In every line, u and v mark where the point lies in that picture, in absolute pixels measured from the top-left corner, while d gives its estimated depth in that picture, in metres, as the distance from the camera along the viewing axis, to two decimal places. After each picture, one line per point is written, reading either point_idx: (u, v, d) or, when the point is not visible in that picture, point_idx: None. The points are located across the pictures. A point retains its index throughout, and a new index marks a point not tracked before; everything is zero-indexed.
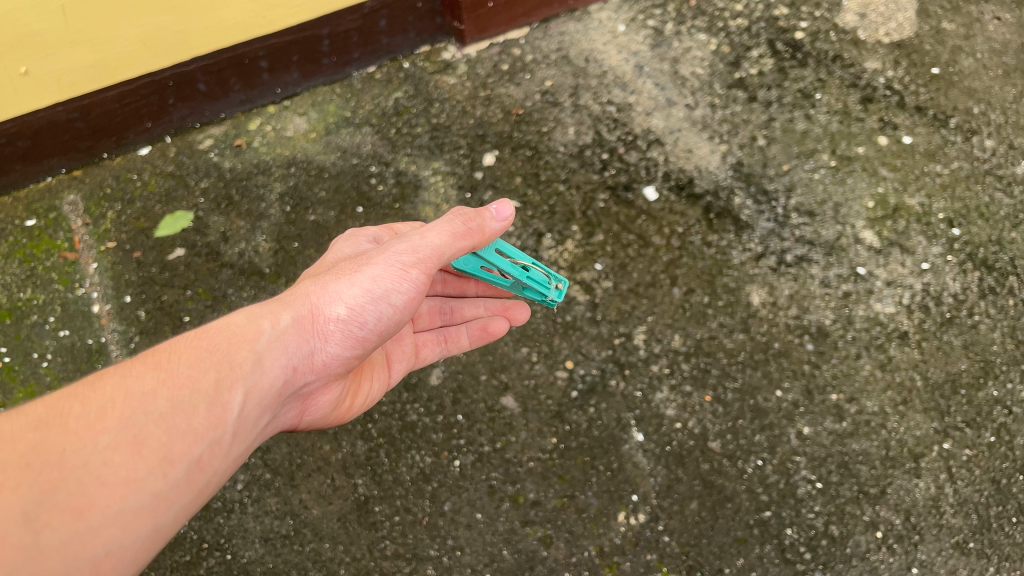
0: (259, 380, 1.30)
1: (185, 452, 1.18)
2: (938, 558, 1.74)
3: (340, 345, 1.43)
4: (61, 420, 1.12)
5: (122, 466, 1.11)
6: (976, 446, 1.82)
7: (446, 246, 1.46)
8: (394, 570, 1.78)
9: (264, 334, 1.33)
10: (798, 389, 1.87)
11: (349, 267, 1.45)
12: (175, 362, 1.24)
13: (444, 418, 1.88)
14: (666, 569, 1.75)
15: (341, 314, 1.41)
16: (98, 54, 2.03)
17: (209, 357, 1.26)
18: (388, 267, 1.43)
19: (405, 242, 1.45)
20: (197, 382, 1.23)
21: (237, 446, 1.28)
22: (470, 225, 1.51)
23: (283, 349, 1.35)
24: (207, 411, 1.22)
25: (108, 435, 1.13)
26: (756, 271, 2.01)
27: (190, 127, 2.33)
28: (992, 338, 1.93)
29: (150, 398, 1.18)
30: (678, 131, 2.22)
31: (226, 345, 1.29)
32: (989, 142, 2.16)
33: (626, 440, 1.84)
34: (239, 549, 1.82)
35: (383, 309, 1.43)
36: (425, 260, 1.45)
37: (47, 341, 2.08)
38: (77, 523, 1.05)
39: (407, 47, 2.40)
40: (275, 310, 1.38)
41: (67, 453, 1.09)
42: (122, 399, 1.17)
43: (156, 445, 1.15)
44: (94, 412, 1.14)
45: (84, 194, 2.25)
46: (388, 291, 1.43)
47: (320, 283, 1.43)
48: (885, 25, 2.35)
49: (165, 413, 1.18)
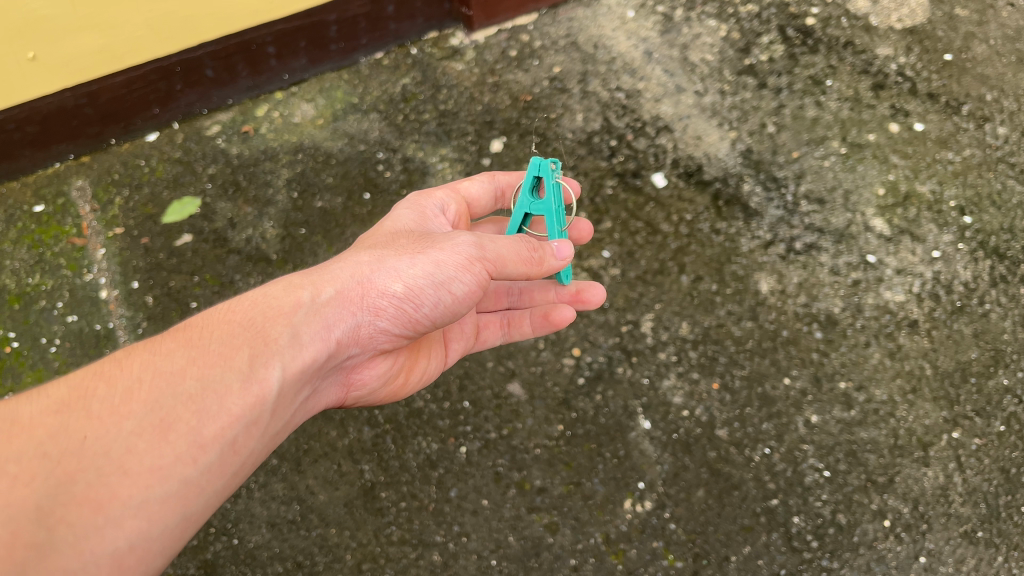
0: (296, 356, 1.32)
1: (216, 437, 1.18)
2: (946, 547, 1.72)
3: (390, 321, 1.45)
4: (83, 405, 1.13)
5: (146, 452, 1.11)
6: (985, 435, 1.81)
7: (511, 252, 1.46)
8: (400, 556, 1.77)
9: (301, 305, 1.38)
10: (806, 376, 1.86)
11: (411, 248, 1.48)
12: (206, 340, 1.27)
13: (451, 405, 1.88)
14: (672, 557, 1.73)
15: (397, 291, 1.42)
16: (105, 39, 2.03)
17: (241, 333, 1.29)
18: (451, 254, 1.43)
19: (473, 236, 1.45)
20: (229, 359, 1.25)
21: (272, 423, 1.30)
22: (532, 257, 1.49)
23: (324, 321, 1.39)
24: (241, 389, 1.23)
25: (132, 420, 1.13)
26: (764, 259, 1.99)
27: (198, 113, 2.33)
28: (1003, 326, 1.91)
29: (179, 378, 1.20)
30: (687, 117, 2.20)
31: (260, 320, 1.33)
32: (1002, 129, 2.14)
33: (633, 427, 1.83)
34: (246, 533, 1.81)
35: (442, 296, 1.44)
36: (488, 262, 1.45)
37: (56, 326, 2.06)
38: (96, 516, 1.04)
39: (415, 33, 2.39)
40: (318, 283, 1.42)
41: (89, 439, 1.09)
42: (149, 380, 1.18)
43: (183, 429, 1.15)
44: (120, 394, 1.15)
45: (92, 180, 2.25)
46: (449, 278, 1.43)
47: (374, 259, 1.47)
48: (896, 11, 2.34)
49: (194, 394, 1.19)
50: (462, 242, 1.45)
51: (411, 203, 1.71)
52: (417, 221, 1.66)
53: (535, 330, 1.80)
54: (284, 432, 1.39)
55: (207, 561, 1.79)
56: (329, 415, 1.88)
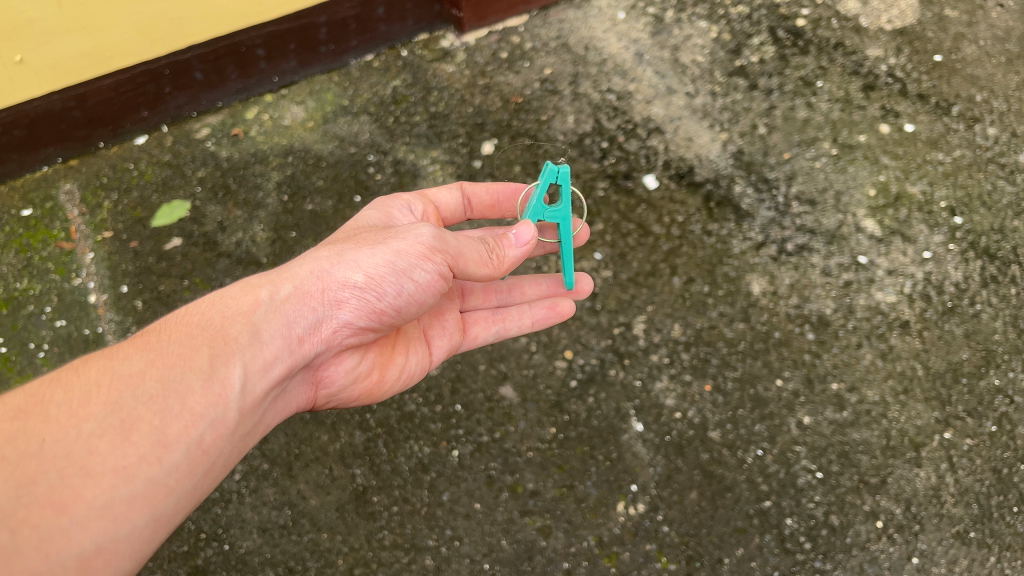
0: (258, 354, 1.31)
1: (180, 435, 1.18)
2: (938, 547, 1.72)
3: (353, 313, 1.41)
4: (43, 410, 1.14)
5: (109, 453, 1.11)
6: (976, 435, 1.81)
7: (471, 250, 1.47)
8: (392, 561, 1.76)
9: (260, 304, 1.36)
10: (799, 377, 1.86)
11: (371, 238, 1.45)
12: (164, 342, 1.27)
13: (443, 408, 1.87)
14: (665, 560, 1.72)
15: (358, 282, 1.40)
16: (94, 41, 2.02)
17: (201, 333, 1.29)
18: (414, 244, 1.41)
19: (430, 226, 1.44)
20: (188, 358, 1.24)
21: (241, 425, 1.29)
22: (489, 253, 1.51)
23: (286, 318, 1.36)
24: (203, 388, 1.22)
25: (92, 422, 1.13)
26: (756, 260, 1.99)
27: (187, 116, 2.32)
28: (994, 327, 1.91)
29: (138, 380, 1.20)
30: (678, 119, 2.20)
31: (219, 320, 1.32)
32: (992, 129, 2.15)
33: (625, 430, 1.83)
34: (237, 539, 1.79)
35: (404, 285, 1.41)
36: (447, 250, 1.43)
37: (44, 331, 2.05)
38: (60, 518, 1.05)
39: (405, 35, 2.39)
40: (277, 280, 1.41)
41: (49, 443, 1.10)
42: (108, 383, 1.19)
43: (145, 430, 1.16)
44: (78, 398, 1.16)
45: (81, 183, 2.24)
46: (410, 267, 1.41)
47: (333, 253, 1.44)
48: (886, 12, 2.34)
49: (156, 394, 1.19)
50: (423, 232, 1.43)
51: (377, 206, 1.73)
52: (383, 220, 1.68)
53: (531, 324, 1.80)
54: (256, 433, 1.38)
55: (197, 567, 1.78)
56: (320, 419, 1.87)
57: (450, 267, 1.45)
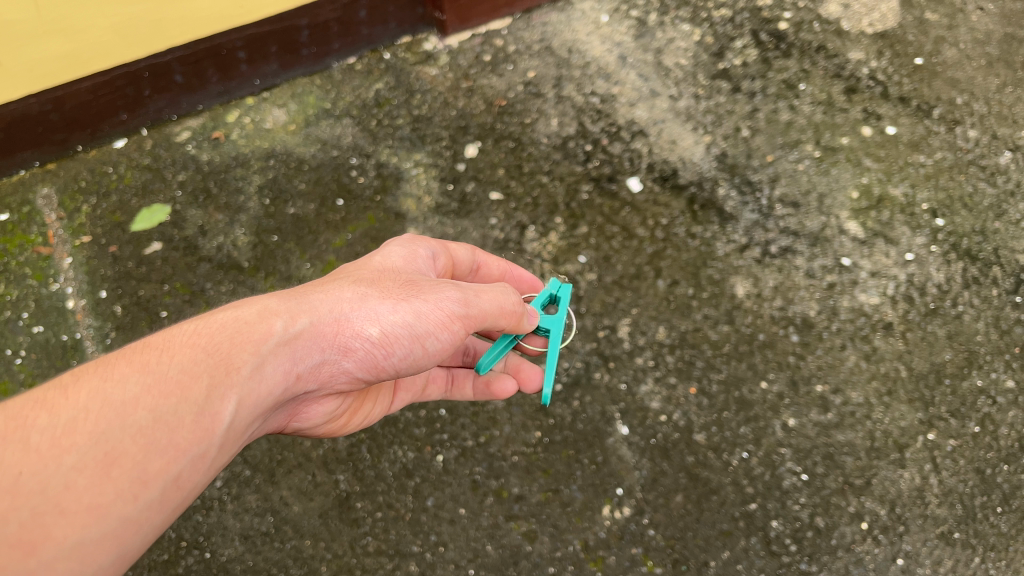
0: (255, 388, 1.19)
1: (161, 471, 1.05)
2: (923, 548, 1.72)
3: (356, 364, 1.34)
4: (22, 435, 0.98)
5: (86, 490, 0.98)
6: (960, 436, 1.81)
7: (493, 307, 1.44)
8: (376, 567, 1.74)
9: (273, 334, 1.23)
10: (783, 380, 1.86)
11: (399, 288, 1.37)
12: (164, 363, 1.12)
13: (427, 413, 1.85)
14: (651, 563, 1.71)
15: (372, 336, 1.31)
16: (71, 45, 1.99)
17: (204, 359, 1.15)
18: (438, 307, 1.36)
19: (460, 292, 1.39)
20: (186, 388, 1.11)
21: (221, 457, 1.17)
22: (512, 309, 1.49)
23: (293, 355, 1.25)
24: (193, 422, 1.10)
25: (74, 454, 0.99)
26: (740, 262, 2.00)
27: (167, 119, 2.29)
28: (976, 328, 1.92)
29: (130, 408, 1.05)
30: (662, 122, 2.20)
31: (227, 345, 1.18)
32: (973, 132, 2.16)
33: (611, 433, 1.82)
34: (219, 547, 1.77)
35: (413, 349, 1.36)
36: (470, 317, 1.40)
37: (21, 337, 2.01)
38: (28, 560, 0.92)
39: (387, 38, 2.38)
40: (296, 310, 1.28)
41: (25, 476, 0.95)
42: (98, 408, 1.03)
43: (128, 465, 1.02)
44: (64, 424, 1.01)
45: (59, 188, 2.21)
46: (427, 333, 1.35)
47: (358, 294, 1.34)
48: (867, 15, 2.36)
49: (146, 427, 1.05)
50: (450, 298, 1.38)
51: (404, 242, 1.57)
52: (407, 262, 1.51)
53: (474, 394, 1.73)
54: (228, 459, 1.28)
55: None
56: None
57: (462, 337, 1.41)
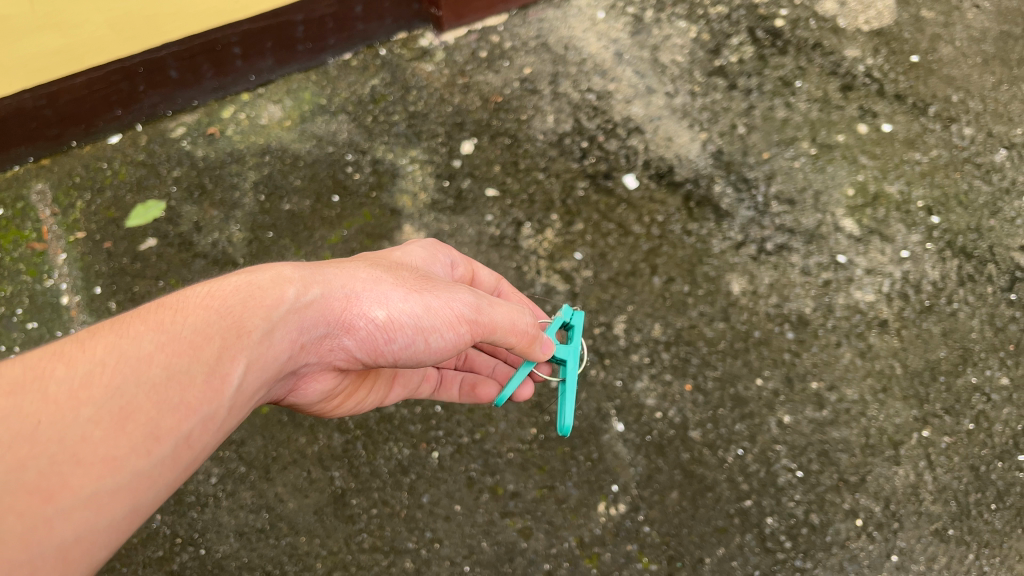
0: (264, 353, 1.17)
1: (175, 427, 1.01)
2: (918, 545, 1.72)
3: (356, 342, 1.33)
4: (37, 385, 0.94)
5: (102, 441, 0.93)
6: (954, 433, 1.81)
7: (504, 322, 1.41)
8: (371, 564, 1.73)
9: (286, 301, 1.21)
10: (778, 376, 1.86)
11: (415, 282, 1.37)
12: (178, 323, 1.09)
13: (422, 410, 1.85)
14: (646, 560, 1.71)
15: (377, 318, 1.31)
16: (65, 39, 1.98)
17: (217, 320, 1.12)
18: (448, 306, 1.35)
19: (472, 297, 1.39)
20: (200, 347, 1.08)
21: (229, 422, 1.13)
22: (524, 331, 1.45)
23: (301, 323, 1.24)
24: (205, 382, 1.06)
25: (90, 405, 0.95)
26: (735, 260, 2.00)
27: (162, 114, 2.29)
28: (971, 325, 1.92)
29: (145, 365, 1.02)
30: (658, 119, 2.20)
31: (241, 307, 1.15)
32: (968, 130, 2.16)
33: (606, 430, 1.82)
34: (213, 543, 1.76)
35: (418, 342, 1.34)
36: (478, 323, 1.39)
37: (15, 333, 2.01)
38: (45, 506, 0.87)
39: (383, 34, 2.37)
40: (309, 280, 1.26)
41: (42, 424, 0.91)
42: (114, 362, 1.00)
43: (143, 420, 0.98)
44: (79, 377, 0.97)
45: (53, 183, 2.20)
46: (433, 327, 1.34)
47: (371, 277, 1.34)
48: (864, 13, 2.36)
49: (160, 383, 1.02)
50: (461, 299, 1.37)
51: (428, 246, 1.58)
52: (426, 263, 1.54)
53: (458, 397, 1.73)
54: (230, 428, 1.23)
55: (173, 572, 1.75)
56: (298, 421, 1.85)
57: (466, 342, 1.40)
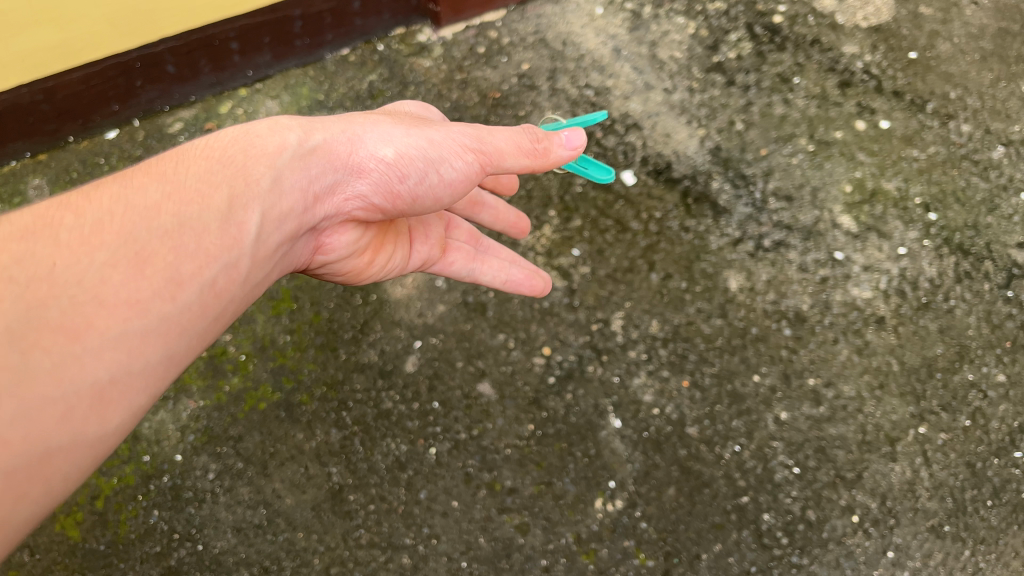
0: (274, 200, 1.30)
1: (191, 274, 1.17)
2: (913, 541, 1.73)
3: (370, 186, 1.43)
4: (52, 233, 1.11)
5: (121, 285, 1.10)
6: (951, 429, 1.82)
7: (510, 146, 1.47)
8: (369, 559, 1.74)
9: (286, 150, 1.34)
10: (776, 373, 1.86)
11: (413, 120, 1.48)
12: (180, 176, 1.23)
13: (420, 406, 1.85)
14: (643, 556, 1.72)
15: (385, 157, 1.41)
16: (63, 35, 1.97)
17: (220, 171, 1.26)
18: (450, 138, 1.45)
19: (473, 127, 1.48)
20: (206, 197, 1.22)
21: (251, 268, 1.29)
22: (536, 147, 1.49)
23: (308, 171, 1.35)
24: (218, 229, 1.22)
25: (104, 252, 1.11)
26: (733, 256, 2.00)
27: (159, 110, 2.28)
28: (968, 322, 1.93)
29: (153, 213, 1.17)
30: (656, 115, 2.20)
31: (241, 159, 1.29)
32: (966, 126, 2.16)
33: (603, 426, 1.82)
34: (211, 539, 1.76)
35: (428, 172, 1.44)
36: (484, 151, 1.47)
37: None
38: (73, 344, 1.04)
39: (381, 29, 2.37)
40: (309, 126, 1.38)
41: (60, 267, 1.08)
42: (121, 212, 1.15)
43: (158, 265, 1.14)
44: (89, 225, 1.13)
45: (50, 179, 2.20)
46: (441, 159, 1.45)
47: (370, 121, 1.45)
48: (862, 9, 2.35)
49: (171, 231, 1.17)
50: (462, 130, 1.47)
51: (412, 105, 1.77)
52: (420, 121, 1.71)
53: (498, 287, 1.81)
54: (264, 284, 1.39)
55: (171, 568, 1.75)
56: (296, 417, 1.85)
57: (475, 171, 1.49)
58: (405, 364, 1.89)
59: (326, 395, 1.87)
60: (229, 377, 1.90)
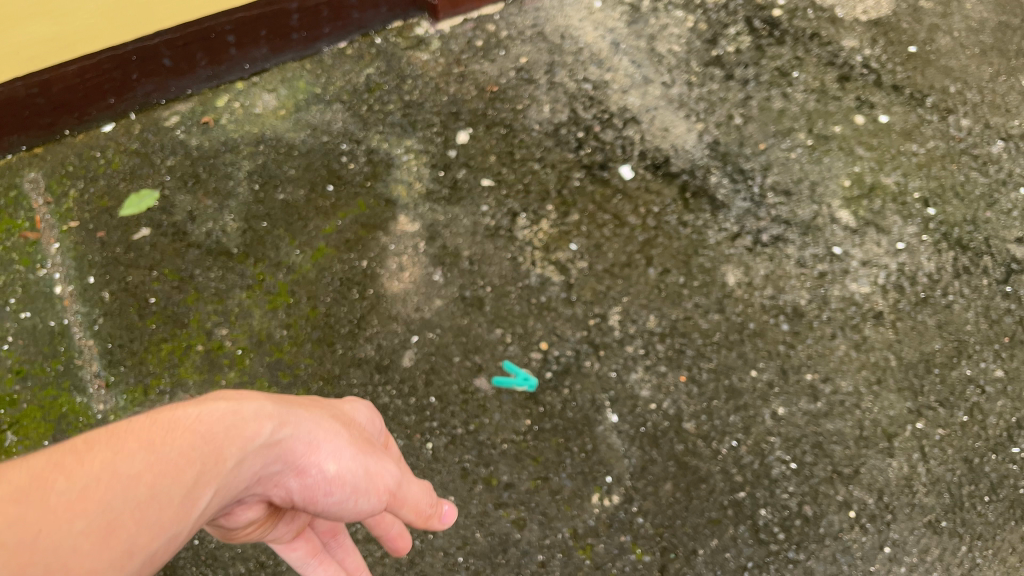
0: (232, 484, 1.03)
1: (148, 546, 0.92)
2: (910, 537, 1.73)
3: (300, 486, 1.15)
4: (36, 499, 0.85)
5: (90, 558, 0.85)
6: (948, 425, 1.81)
7: (416, 499, 1.25)
8: (365, 554, 1.74)
9: (262, 435, 1.07)
10: (773, 368, 1.86)
11: (360, 440, 1.21)
12: (167, 444, 0.97)
13: (417, 401, 1.84)
14: (639, 551, 1.72)
15: (328, 472, 1.13)
16: (59, 27, 1.96)
17: (203, 446, 0.99)
18: (383, 473, 1.19)
19: (396, 468, 1.22)
20: (182, 470, 0.96)
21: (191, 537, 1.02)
22: (428, 513, 1.27)
23: (264, 464, 1.08)
24: (185, 500, 0.96)
25: (83, 520, 0.86)
26: (731, 251, 1.99)
27: (155, 103, 2.27)
28: (966, 317, 1.92)
29: (135, 482, 0.92)
30: (654, 109, 2.20)
31: (224, 437, 1.02)
32: (966, 121, 2.16)
33: (600, 421, 1.81)
34: (207, 533, 1.76)
35: (347, 502, 1.16)
36: (393, 500, 1.21)
37: (8, 323, 1.97)
38: None
39: (379, 22, 2.36)
40: (282, 416, 1.12)
41: (41, 541, 0.82)
42: (108, 477, 0.90)
43: (127, 534, 0.89)
44: (77, 490, 0.88)
45: (46, 172, 2.18)
46: (359, 500, 1.17)
47: (331, 428, 1.17)
48: (862, 3, 2.34)
49: (147, 500, 0.92)
50: (390, 470, 1.21)
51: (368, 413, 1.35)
52: (370, 425, 1.33)
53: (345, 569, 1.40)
54: None
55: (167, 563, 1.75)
56: None
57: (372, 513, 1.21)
58: (402, 358, 1.88)
59: (322, 389, 1.86)
60: (225, 371, 1.89)
